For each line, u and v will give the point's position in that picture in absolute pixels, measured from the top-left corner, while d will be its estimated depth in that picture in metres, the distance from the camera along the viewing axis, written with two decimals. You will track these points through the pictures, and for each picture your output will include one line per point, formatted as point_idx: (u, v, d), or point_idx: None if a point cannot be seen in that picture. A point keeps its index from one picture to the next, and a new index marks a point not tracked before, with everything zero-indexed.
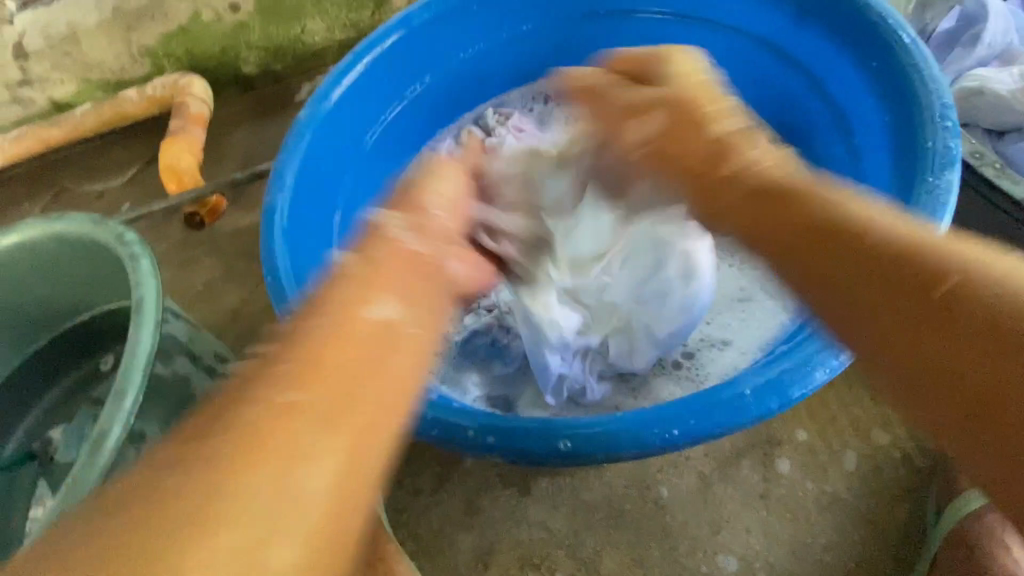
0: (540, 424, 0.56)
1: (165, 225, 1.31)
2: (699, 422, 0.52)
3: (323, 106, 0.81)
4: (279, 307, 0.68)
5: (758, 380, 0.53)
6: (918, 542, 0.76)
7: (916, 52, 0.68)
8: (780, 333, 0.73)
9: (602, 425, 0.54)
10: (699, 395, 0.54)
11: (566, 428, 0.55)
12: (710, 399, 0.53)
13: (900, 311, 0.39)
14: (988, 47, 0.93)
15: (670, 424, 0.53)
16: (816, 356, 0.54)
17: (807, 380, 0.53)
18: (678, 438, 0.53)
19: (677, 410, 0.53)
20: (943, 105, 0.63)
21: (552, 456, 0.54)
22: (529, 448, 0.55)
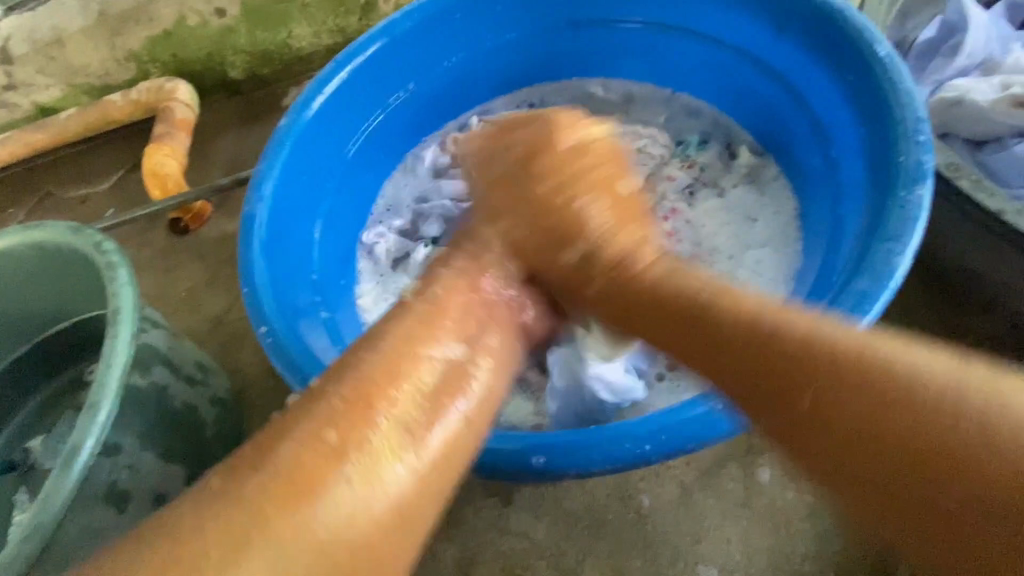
0: (515, 440, 0.56)
1: (149, 231, 1.30)
2: (670, 437, 0.52)
3: (303, 115, 0.81)
4: (255, 319, 0.67)
5: None
6: (895, 551, 0.77)
7: (892, 65, 0.68)
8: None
9: (576, 440, 0.54)
10: (673, 410, 0.54)
11: (539, 443, 0.55)
12: (684, 415, 0.53)
13: (890, 484, 0.41)
14: (968, 58, 0.94)
15: (643, 440, 0.53)
16: None
17: None
18: (651, 452, 0.53)
19: (649, 426, 0.53)
20: (917, 119, 0.64)
21: (526, 472, 0.54)
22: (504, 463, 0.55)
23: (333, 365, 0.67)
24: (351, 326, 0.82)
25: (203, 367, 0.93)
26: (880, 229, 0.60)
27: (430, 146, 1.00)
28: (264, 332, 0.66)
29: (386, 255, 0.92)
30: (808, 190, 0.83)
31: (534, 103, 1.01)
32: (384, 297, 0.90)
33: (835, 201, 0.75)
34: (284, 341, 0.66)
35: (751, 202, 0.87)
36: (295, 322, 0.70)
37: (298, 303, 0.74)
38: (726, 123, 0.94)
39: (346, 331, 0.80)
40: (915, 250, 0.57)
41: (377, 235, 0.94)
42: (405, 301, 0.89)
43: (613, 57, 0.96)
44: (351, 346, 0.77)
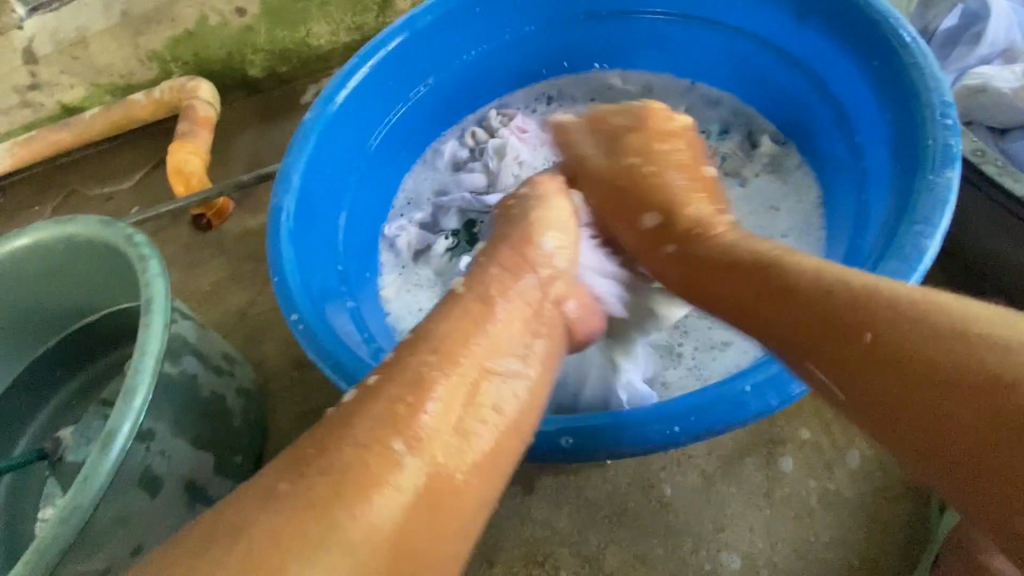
0: (543, 423, 0.57)
1: (174, 227, 1.33)
2: (695, 419, 0.53)
3: (329, 109, 0.82)
4: (285, 307, 0.69)
5: (757, 378, 0.54)
6: (920, 543, 0.76)
7: (918, 50, 0.67)
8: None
9: (601, 421, 0.55)
10: (698, 392, 0.54)
11: (568, 425, 0.56)
12: (709, 398, 0.54)
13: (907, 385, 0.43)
14: (990, 46, 0.93)
15: (669, 421, 0.53)
16: None
17: None
18: (679, 434, 0.53)
19: (675, 408, 0.54)
20: (944, 103, 0.63)
21: (554, 453, 0.55)
22: (530, 445, 0.56)
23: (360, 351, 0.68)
24: (375, 314, 0.84)
25: (229, 358, 0.96)
26: (908, 213, 0.60)
27: (450, 139, 1.01)
28: (294, 319, 0.68)
29: (408, 247, 0.93)
30: (830, 179, 0.83)
31: (552, 96, 1.02)
32: (406, 288, 0.91)
33: (858, 188, 0.75)
34: (314, 328, 0.67)
35: (771, 192, 0.87)
36: (322, 310, 0.71)
37: (325, 291, 0.75)
38: (745, 113, 0.94)
39: (370, 320, 0.82)
40: (943, 233, 0.57)
41: (399, 228, 0.95)
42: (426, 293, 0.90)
43: (631, 49, 0.96)
44: (376, 335, 0.78)
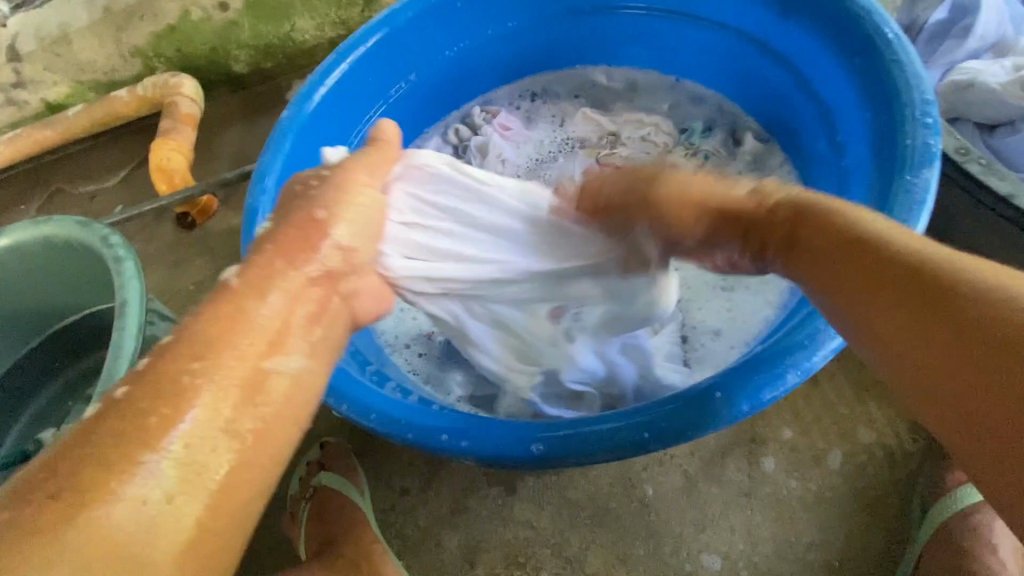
0: (514, 427, 0.56)
1: (158, 226, 1.31)
2: (667, 424, 0.52)
3: (305, 107, 0.81)
4: None
5: (730, 381, 0.53)
6: (902, 542, 0.76)
7: (899, 49, 0.66)
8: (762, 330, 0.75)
9: (570, 427, 0.54)
10: (669, 396, 0.54)
11: (539, 431, 0.55)
12: (680, 403, 0.53)
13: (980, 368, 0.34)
14: (978, 41, 0.92)
15: (640, 426, 0.53)
16: (791, 359, 0.53)
17: (780, 382, 0.52)
18: (648, 440, 0.52)
19: (646, 413, 0.53)
20: (925, 103, 0.63)
21: (522, 459, 0.54)
22: (499, 451, 0.54)
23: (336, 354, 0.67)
24: None
25: None
26: (887, 213, 0.59)
27: (434, 137, 1.00)
28: None
29: None
30: (812, 177, 0.82)
31: (536, 92, 1.01)
32: None
33: (840, 186, 0.74)
34: None
35: None
36: None
37: None
38: (731, 110, 0.93)
39: None
40: (920, 234, 0.57)
41: None
42: None
43: (616, 45, 0.95)
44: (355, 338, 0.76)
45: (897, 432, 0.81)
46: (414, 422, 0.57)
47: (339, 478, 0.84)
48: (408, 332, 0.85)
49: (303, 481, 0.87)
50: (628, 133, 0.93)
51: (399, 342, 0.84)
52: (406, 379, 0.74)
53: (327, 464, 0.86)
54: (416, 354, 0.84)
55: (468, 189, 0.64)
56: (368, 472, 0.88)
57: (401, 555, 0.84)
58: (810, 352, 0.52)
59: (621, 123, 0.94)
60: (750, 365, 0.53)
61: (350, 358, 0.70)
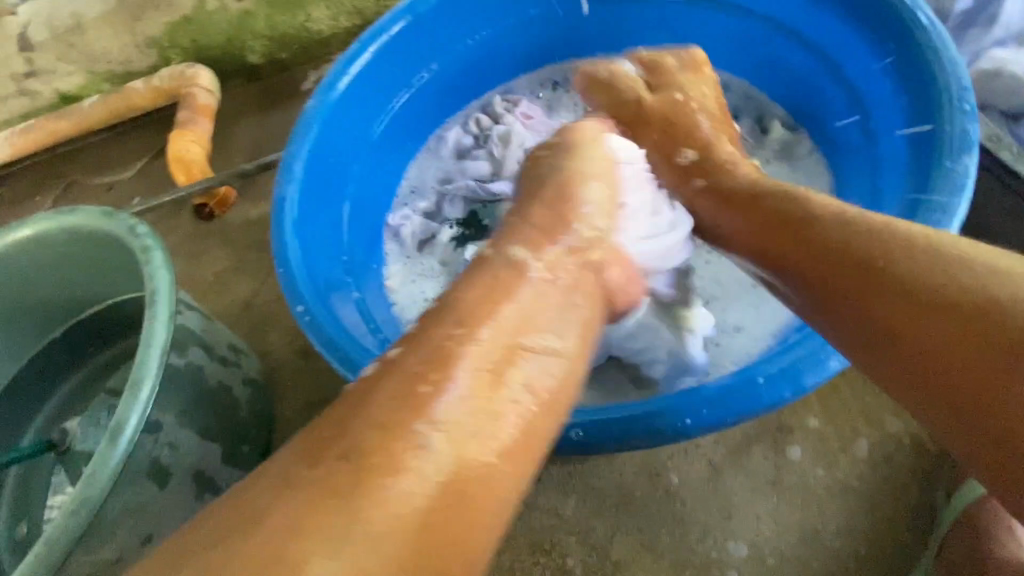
0: None
1: (176, 217, 1.32)
2: (709, 412, 0.52)
3: (331, 94, 0.81)
4: (291, 298, 0.68)
5: (770, 368, 0.53)
6: (926, 529, 0.76)
7: (935, 32, 0.65)
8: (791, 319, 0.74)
9: (611, 413, 0.54)
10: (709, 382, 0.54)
11: (579, 418, 0.55)
12: (720, 388, 0.53)
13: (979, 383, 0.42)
14: (1005, 28, 0.91)
15: (682, 413, 0.53)
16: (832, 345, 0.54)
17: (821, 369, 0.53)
18: (687, 428, 0.53)
19: (688, 398, 0.53)
20: (962, 88, 0.62)
21: (563, 446, 0.54)
22: (540, 439, 0.55)
23: (368, 343, 0.68)
24: (380, 304, 0.84)
25: (235, 350, 0.96)
26: (925, 200, 0.59)
27: (454, 127, 0.99)
28: (301, 311, 0.67)
29: (412, 236, 0.92)
30: (842, 165, 0.81)
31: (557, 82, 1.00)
32: (410, 277, 0.91)
33: (874, 175, 0.73)
34: (320, 319, 0.66)
35: (781, 179, 0.85)
36: (330, 303, 0.70)
37: (331, 283, 0.75)
38: (756, 98, 0.92)
39: (376, 311, 0.81)
40: (960, 222, 0.56)
41: (403, 217, 0.94)
42: (431, 283, 0.90)
43: (638, 32, 0.94)
44: (382, 326, 0.77)
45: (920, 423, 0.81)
46: None
47: None
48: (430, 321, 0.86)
49: None
50: None
51: None
52: None
53: None
54: None
55: None
56: None
57: None
58: None
59: None
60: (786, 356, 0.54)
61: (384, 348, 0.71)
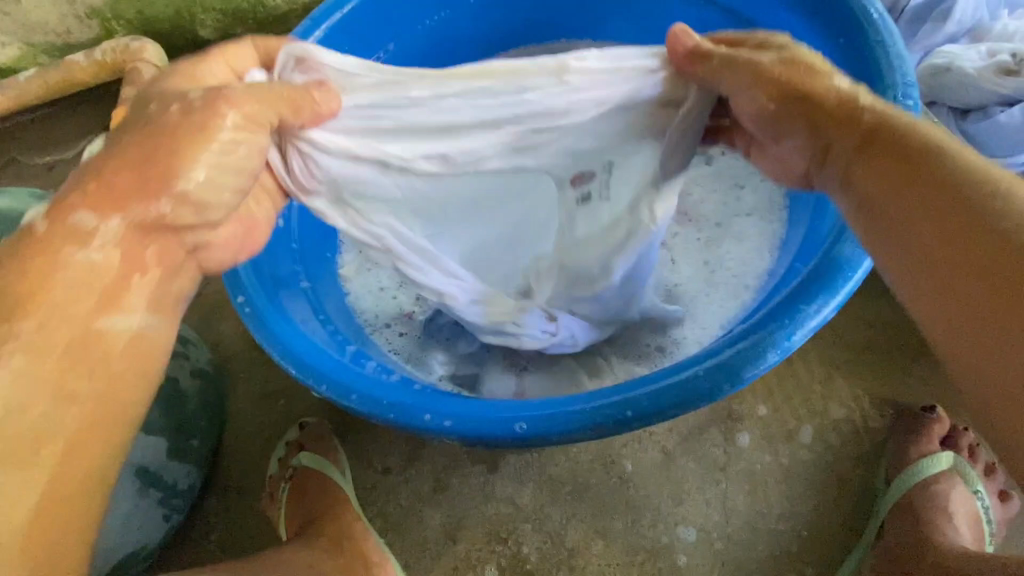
0: (494, 408, 0.53)
1: None
2: (650, 402, 0.50)
3: None
4: (232, 290, 0.65)
5: (710, 361, 0.51)
6: (866, 512, 0.78)
7: (883, 30, 0.66)
8: (739, 311, 0.73)
9: (554, 406, 0.52)
10: (650, 376, 0.52)
11: (521, 411, 0.53)
12: (661, 381, 0.51)
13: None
14: (958, 24, 0.89)
15: (623, 405, 0.50)
16: (770, 337, 0.50)
17: (761, 360, 0.50)
18: (631, 419, 0.50)
19: (631, 391, 0.51)
20: (907, 85, 0.62)
21: (505, 439, 0.52)
22: (482, 432, 0.52)
23: (314, 335, 0.66)
24: (333, 294, 0.82)
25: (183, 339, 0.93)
26: None
27: None
28: (242, 302, 0.64)
29: None
30: None
31: None
32: (365, 267, 0.89)
33: None
34: (263, 311, 0.64)
35: (737, 170, 0.86)
36: (274, 295, 0.67)
37: (277, 274, 0.72)
38: None
39: (327, 301, 0.79)
40: None
41: None
42: (387, 272, 0.88)
43: (603, 18, 0.92)
44: (333, 317, 0.76)
45: (867, 408, 0.82)
46: (395, 402, 0.55)
47: (319, 458, 0.85)
48: (388, 312, 0.85)
49: (282, 462, 0.87)
50: None
51: (379, 322, 0.84)
52: (384, 359, 0.74)
53: (306, 444, 0.87)
54: (396, 334, 0.83)
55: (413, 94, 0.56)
56: (348, 450, 0.89)
57: (384, 533, 0.85)
58: (790, 330, 0.50)
59: None
60: (742, 340, 0.51)
61: (333, 340, 0.69)
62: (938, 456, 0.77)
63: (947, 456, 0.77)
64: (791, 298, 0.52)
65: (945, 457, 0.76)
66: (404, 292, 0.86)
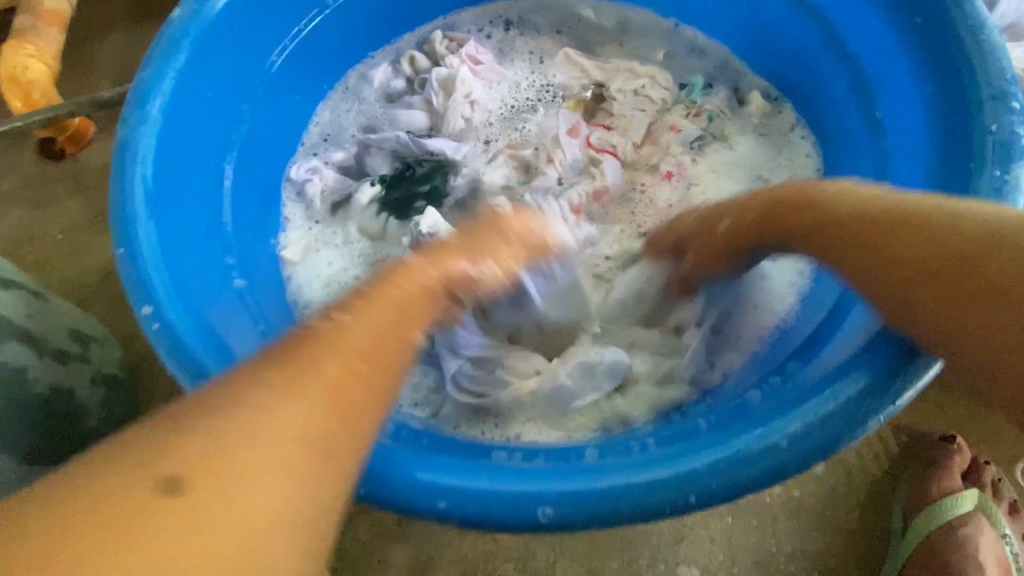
0: (513, 479, 0.40)
1: (15, 152, 1.06)
2: (719, 486, 0.38)
3: (208, 6, 0.60)
4: (134, 295, 0.48)
5: (792, 427, 0.40)
6: (879, 553, 0.71)
7: (972, 6, 0.53)
8: (792, 331, 0.58)
9: (591, 481, 0.40)
10: (718, 439, 0.40)
11: (549, 488, 0.39)
12: (734, 450, 0.39)
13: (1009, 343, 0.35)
14: (1001, 18, 0.81)
15: (685, 488, 0.39)
16: (868, 400, 0.40)
17: (854, 430, 0.39)
18: (692, 505, 0.39)
19: (697, 464, 0.39)
20: (1009, 78, 0.50)
21: (526, 529, 0.39)
22: (495, 518, 0.39)
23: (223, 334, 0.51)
24: (269, 287, 0.65)
25: (82, 337, 0.75)
26: None
27: (381, 65, 0.80)
28: (148, 314, 0.48)
29: (321, 197, 0.73)
30: (834, 157, 0.69)
31: (512, 22, 0.82)
32: (314, 249, 0.71)
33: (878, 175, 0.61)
34: (175, 322, 0.48)
35: (760, 157, 0.74)
36: (195, 301, 0.51)
37: (202, 272, 0.56)
38: (732, 65, 0.79)
39: (267, 300, 0.63)
40: None
41: (310, 171, 0.74)
42: (348, 256, 0.71)
43: None
44: (276, 323, 0.60)
45: (879, 436, 0.75)
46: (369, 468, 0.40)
47: None
48: None
49: None
50: (619, 85, 0.78)
51: None
52: None
53: None
54: None
55: (449, 133, 0.76)
56: None
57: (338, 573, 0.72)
58: (892, 392, 0.40)
59: (610, 70, 0.79)
60: (864, 371, 0.41)
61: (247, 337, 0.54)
62: (961, 495, 0.70)
63: (971, 494, 0.71)
64: (885, 345, 0.42)
65: (970, 496, 0.70)
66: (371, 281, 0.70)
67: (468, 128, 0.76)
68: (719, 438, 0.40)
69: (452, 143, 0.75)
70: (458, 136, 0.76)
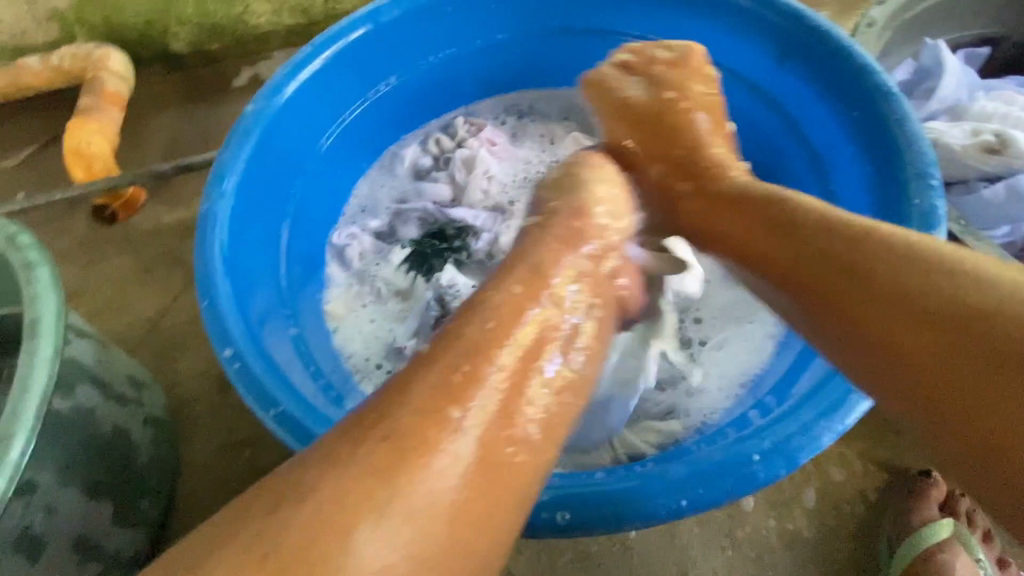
0: (540, 489, 0.49)
1: (69, 216, 1.18)
2: (707, 491, 0.47)
3: (275, 101, 0.72)
4: (216, 339, 0.58)
5: (766, 444, 0.48)
6: None
7: (899, 105, 0.66)
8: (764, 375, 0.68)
9: (602, 487, 0.48)
10: (704, 456, 0.49)
11: (568, 498, 0.48)
12: (717, 463, 0.48)
13: (933, 365, 0.42)
14: (940, 102, 0.94)
15: (677, 494, 0.47)
16: (825, 421, 0.49)
17: (816, 445, 0.48)
18: (685, 509, 0.47)
19: (688, 476, 0.48)
20: (928, 161, 0.62)
21: (546, 532, 0.47)
22: (520, 522, 0.47)
23: (325, 407, 0.58)
24: (317, 333, 0.75)
25: (135, 382, 0.82)
26: None
27: (412, 145, 0.93)
28: (229, 355, 0.57)
29: (359, 257, 0.85)
30: None
31: (523, 110, 0.96)
32: (354, 303, 0.82)
33: None
34: (252, 367, 0.57)
35: None
36: (263, 341, 0.61)
37: (265, 316, 0.66)
38: None
39: (315, 346, 0.72)
40: None
41: (350, 236, 0.86)
42: (380, 307, 0.81)
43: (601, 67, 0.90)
44: (323, 365, 0.69)
45: (865, 473, 0.81)
46: None
47: None
48: (378, 350, 0.78)
49: None
50: None
51: (368, 366, 0.77)
52: None
53: None
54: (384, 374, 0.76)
55: (470, 202, 0.89)
56: None
57: None
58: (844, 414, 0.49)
59: None
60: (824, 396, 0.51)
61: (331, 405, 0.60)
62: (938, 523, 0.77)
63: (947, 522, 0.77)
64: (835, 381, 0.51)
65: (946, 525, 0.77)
66: (400, 326, 0.80)
67: (486, 196, 0.89)
68: (705, 454, 0.49)
69: (474, 209, 0.88)
70: (478, 204, 0.89)
